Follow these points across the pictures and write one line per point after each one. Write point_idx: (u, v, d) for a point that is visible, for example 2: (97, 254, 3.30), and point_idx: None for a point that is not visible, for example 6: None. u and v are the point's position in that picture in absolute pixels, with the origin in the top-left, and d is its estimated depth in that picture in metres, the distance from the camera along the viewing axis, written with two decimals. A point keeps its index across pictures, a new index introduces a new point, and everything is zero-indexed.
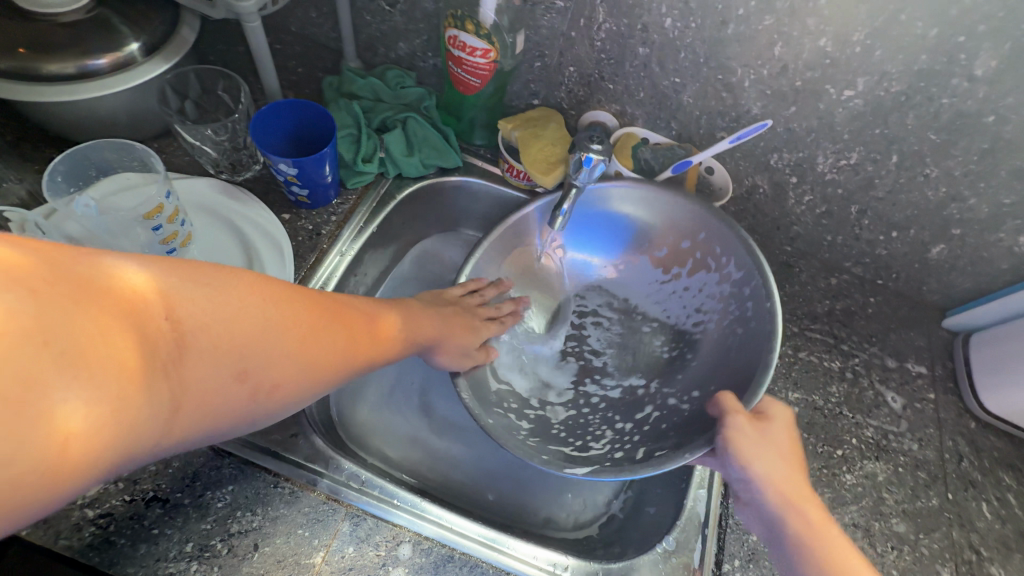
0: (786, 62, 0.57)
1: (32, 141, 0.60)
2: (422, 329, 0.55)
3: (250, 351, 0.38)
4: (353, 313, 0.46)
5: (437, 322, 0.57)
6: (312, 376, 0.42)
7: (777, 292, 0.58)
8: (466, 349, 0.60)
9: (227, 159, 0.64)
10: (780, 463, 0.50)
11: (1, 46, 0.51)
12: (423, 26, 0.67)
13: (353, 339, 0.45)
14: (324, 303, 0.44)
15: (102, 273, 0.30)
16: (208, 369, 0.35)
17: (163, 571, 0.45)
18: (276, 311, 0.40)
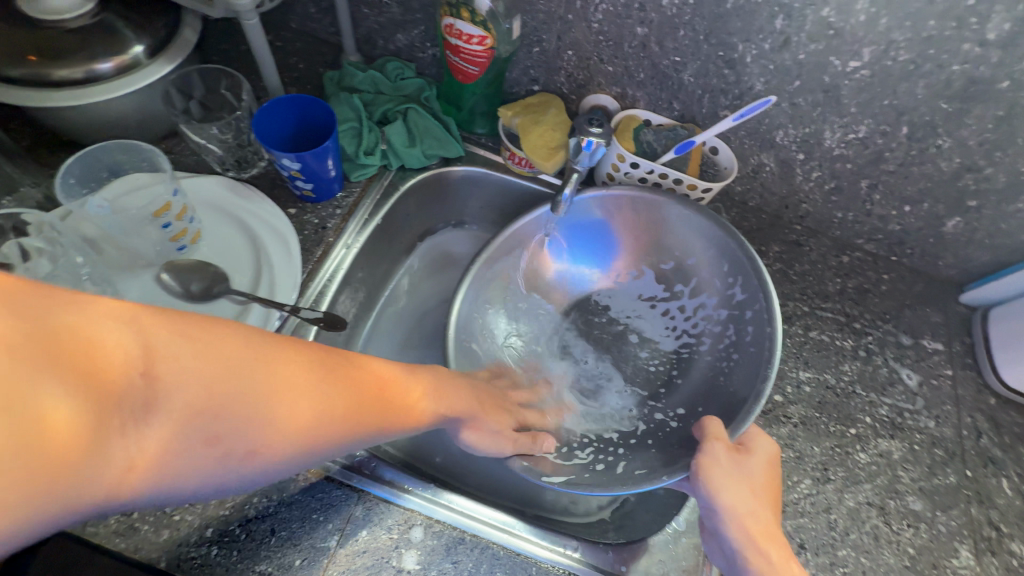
0: (789, 35, 0.56)
1: (47, 146, 0.62)
2: (445, 409, 0.50)
3: (237, 413, 0.32)
4: (363, 381, 0.41)
5: (470, 396, 0.54)
6: (300, 445, 0.35)
7: (780, 317, 0.58)
8: (500, 431, 0.55)
9: (233, 156, 0.66)
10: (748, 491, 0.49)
11: (12, 53, 0.53)
12: (420, 17, 0.68)
13: (357, 406, 0.39)
14: (328, 364, 0.38)
15: (96, 320, 0.27)
16: (181, 427, 0.29)
17: (185, 556, 0.47)
18: (271, 366, 0.34)
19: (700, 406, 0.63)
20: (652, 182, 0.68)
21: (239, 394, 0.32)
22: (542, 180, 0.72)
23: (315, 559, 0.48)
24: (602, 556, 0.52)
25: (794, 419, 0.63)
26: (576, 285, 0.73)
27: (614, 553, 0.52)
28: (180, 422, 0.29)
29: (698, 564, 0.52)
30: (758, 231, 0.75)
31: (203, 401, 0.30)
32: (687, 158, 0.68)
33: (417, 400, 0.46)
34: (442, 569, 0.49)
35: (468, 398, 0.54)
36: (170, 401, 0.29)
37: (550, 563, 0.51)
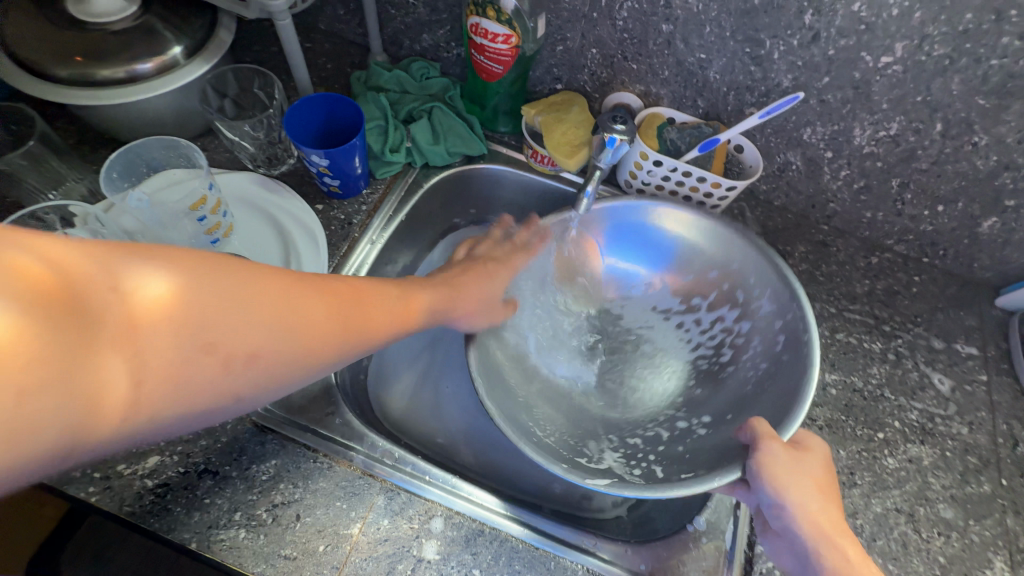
0: (818, 30, 0.55)
1: (91, 144, 0.65)
2: (419, 297, 0.50)
3: (232, 336, 0.33)
4: (347, 294, 0.42)
5: (446, 287, 0.55)
6: (305, 357, 0.38)
7: (816, 327, 0.56)
8: (477, 309, 0.58)
9: (264, 154, 0.68)
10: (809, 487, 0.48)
11: (60, 55, 0.56)
12: (446, 17, 0.69)
13: (346, 318, 0.41)
14: (306, 283, 0.39)
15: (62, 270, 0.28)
16: (177, 355, 0.31)
17: (214, 538, 0.48)
18: (246, 294, 0.35)
19: (728, 414, 0.60)
20: (676, 180, 0.68)
21: (226, 322, 0.33)
22: (563, 179, 0.73)
23: (338, 545, 0.49)
24: (623, 556, 0.52)
25: (819, 422, 0.62)
26: (593, 291, 0.73)
27: (634, 551, 0.52)
28: (164, 365, 0.31)
29: (718, 565, 0.52)
30: (783, 230, 0.74)
31: (190, 336, 0.31)
32: (711, 156, 0.68)
33: (399, 299, 0.47)
34: (461, 559, 0.50)
35: (439, 289, 0.54)
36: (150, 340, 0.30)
37: (570, 559, 0.51)
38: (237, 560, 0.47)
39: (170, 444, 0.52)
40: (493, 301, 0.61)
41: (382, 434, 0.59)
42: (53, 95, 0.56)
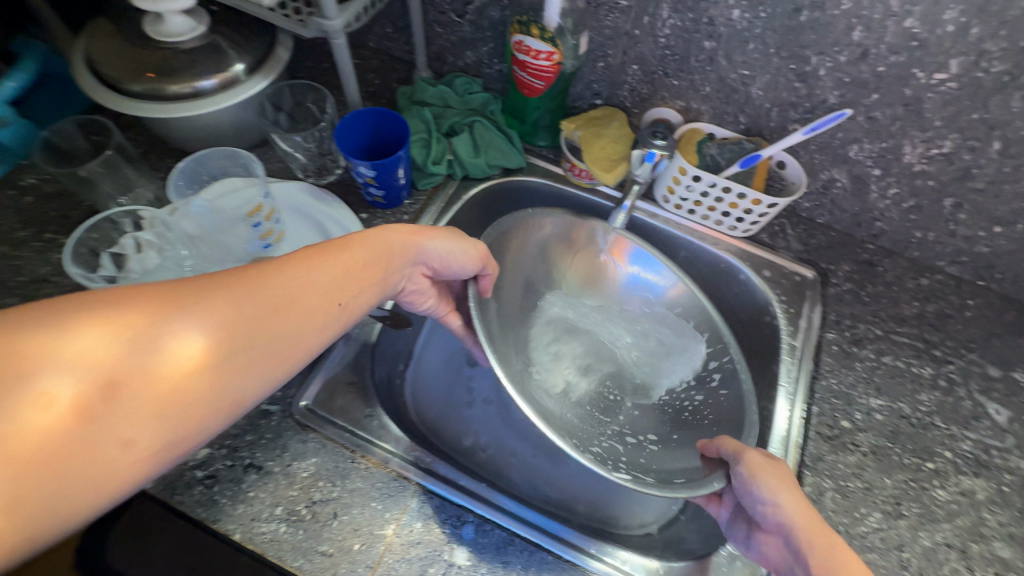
0: (866, 47, 0.54)
1: (158, 153, 0.70)
2: (365, 252, 0.46)
3: (177, 375, 0.33)
4: (293, 290, 0.40)
5: (387, 237, 0.49)
6: (263, 364, 0.38)
7: (750, 374, 0.58)
8: (434, 253, 0.52)
9: (314, 165, 0.71)
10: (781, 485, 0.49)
11: (136, 71, 0.60)
12: (490, 34, 0.71)
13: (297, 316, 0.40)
14: (258, 288, 0.39)
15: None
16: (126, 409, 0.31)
17: (257, 531, 0.50)
18: (205, 322, 0.35)
19: (674, 434, 0.62)
20: (714, 196, 0.68)
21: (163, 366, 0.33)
22: (601, 193, 0.74)
23: (372, 545, 0.50)
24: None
25: (863, 448, 0.59)
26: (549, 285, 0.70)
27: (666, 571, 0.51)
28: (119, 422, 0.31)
29: None
30: (827, 249, 0.72)
31: (133, 387, 0.32)
32: (752, 172, 0.67)
33: (356, 266, 0.45)
34: (491, 567, 0.50)
35: (380, 237, 0.48)
36: (117, 388, 0.31)
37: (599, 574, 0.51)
38: (277, 553, 0.49)
39: (220, 437, 0.54)
40: (459, 236, 0.54)
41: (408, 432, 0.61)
42: (126, 108, 0.60)
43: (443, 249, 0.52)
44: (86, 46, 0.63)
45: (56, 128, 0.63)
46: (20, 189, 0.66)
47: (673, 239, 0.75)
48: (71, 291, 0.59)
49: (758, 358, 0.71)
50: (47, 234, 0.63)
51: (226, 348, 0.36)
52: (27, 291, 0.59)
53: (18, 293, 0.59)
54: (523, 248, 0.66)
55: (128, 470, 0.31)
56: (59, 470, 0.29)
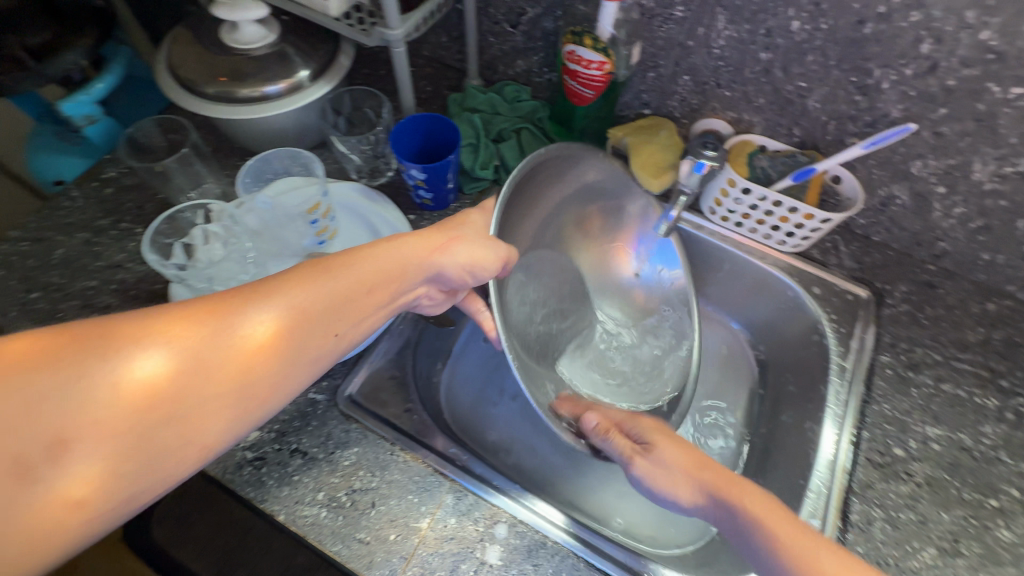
0: (936, 60, 0.52)
1: (226, 152, 0.75)
2: (396, 254, 0.48)
3: (224, 377, 0.35)
4: (328, 298, 0.42)
5: (414, 245, 0.50)
6: (297, 367, 0.40)
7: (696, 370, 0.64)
8: (462, 263, 0.52)
9: (368, 166, 0.74)
10: (713, 483, 0.49)
11: (210, 75, 0.64)
12: (541, 44, 0.73)
13: (331, 323, 0.42)
14: (308, 285, 0.41)
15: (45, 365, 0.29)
16: (181, 410, 0.33)
17: (299, 513, 0.52)
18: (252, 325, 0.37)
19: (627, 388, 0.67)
20: (764, 209, 0.66)
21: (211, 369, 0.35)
22: None
23: (408, 537, 0.51)
24: None
25: (918, 478, 0.56)
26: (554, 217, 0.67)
27: None
28: (171, 420, 0.33)
29: None
30: (883, 267, 0.69)
31: (188, 389, 0.34)
32: (805, 187, 0.66)
33: (380, 278, 0.46)
34: (523, 569, 0.50)
35: (407, 245, 0.49)
36: (174, 388, 0.33)
37: None
38: (317, 537, 0.51)
39: (269, 422, 0.57)
40: (484, 240, 0.54)
41: (448, 432, 0.62)
42: (199, 109, 0.64)
43: (469, 252, 0.52)
44: (168, 52, 0.68)
45: (139, 127, 0.68)
46: (102, 181, 0.72)
47: (719, 251, 0.74)
48: (143, 277, 0.64)
49: (804, 376, 0.68)
50: (124, 223, 0.68)
51: (269, 353, 0.38)
52: (104, 275, 0.64)
53: (96, 277, 0.64)
54: (542, 184, 0.62)
55: (199, 453, 0.34)
56: (144, 447, 0.32)
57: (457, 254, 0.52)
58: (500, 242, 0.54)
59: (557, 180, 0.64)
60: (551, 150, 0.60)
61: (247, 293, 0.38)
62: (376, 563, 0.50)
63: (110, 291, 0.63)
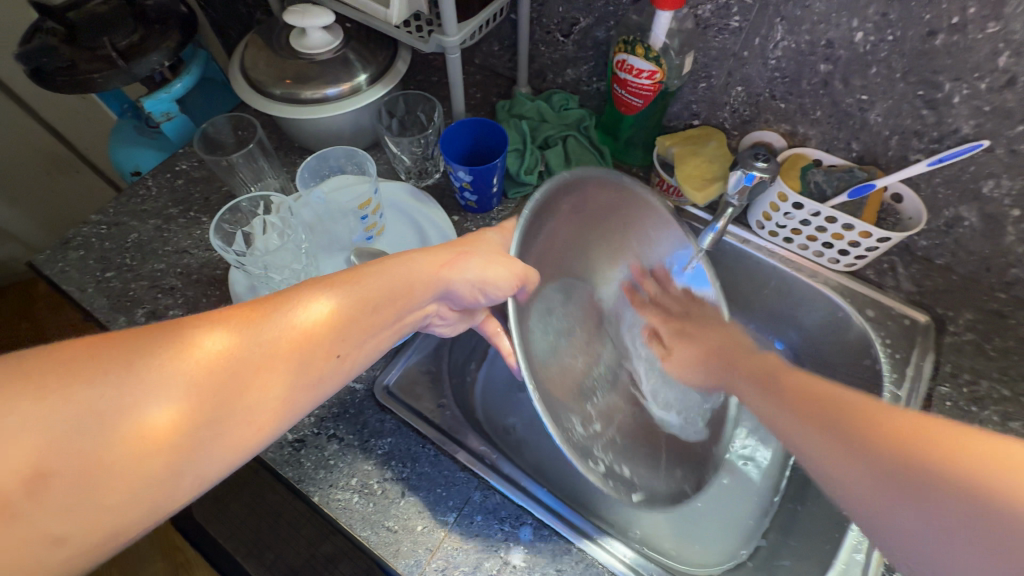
0: (1015, 73, 0.49)
1: (286, 150, 0.79)
2: (409, 270, 0.49)
3: (263, 379, 0.37)
4: (355, 308, 0.44)
5: (428, 260, 0.51)
6: (329, 370, 0.42)
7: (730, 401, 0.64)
8: (476, 279, 0.52)
9: (416, 167, 0.77)
10: (717, 359, 0.61)
11: (276, 77, 0.69)
12: (592, 53, 0.73)
13: (358, 331, 0.44)
14: (341, 288, 0.44)
15: (96, 370, 0.31)
16: (226, 410, 0.35)
17: (332, 496, 0.54)
18: (288, 331, 0.39)
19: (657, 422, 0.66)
20: (816, 225, 0.64)
21: (252, 371, 0.37)
22: (689, 213, 0.73)
23: (434, 530, 0.52)
24: None
25: None
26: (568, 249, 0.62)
27: None
28: (216, 418, 0.35)
29: None
30: (946, 293, 0.65)
31: (232, 390, 0.35)
32: (863, 204, 0.63)
33: (401, 292, 0.47)
34: (545, 572, 0.50)
35: (421, 260, 0.50)
36: (217, 388, 0.35)
37: None
38: (348, 521, 0.53)
39: None
40: (495, 256, 0.54)
41: (479, 430, 0.63)
42: (266, 108, 0.69)
43: (482, 270, 0.52)
44: (240, 56, 0.73)
45: (212, 123, 0.74)
46: (174, 173, 0.78)
47: (765, 267, 0.71)
48: (206, 262, 0.69)
49: None
50: (191, 212, 0.74)
51: (303, 356, 0.40)
52: (171, 259, 0.69)
53: (164, 260, 0.69)
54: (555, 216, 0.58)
55: (243, 448, 0.36)
56: (214, 429, 0.34)
57: (470, 271, 0.52)
58: (517, 260, 0.54)
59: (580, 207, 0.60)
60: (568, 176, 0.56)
61: (279, 301, 0.41)
62: (402, 552, 0.51)
63: (175, 274, 0.68)
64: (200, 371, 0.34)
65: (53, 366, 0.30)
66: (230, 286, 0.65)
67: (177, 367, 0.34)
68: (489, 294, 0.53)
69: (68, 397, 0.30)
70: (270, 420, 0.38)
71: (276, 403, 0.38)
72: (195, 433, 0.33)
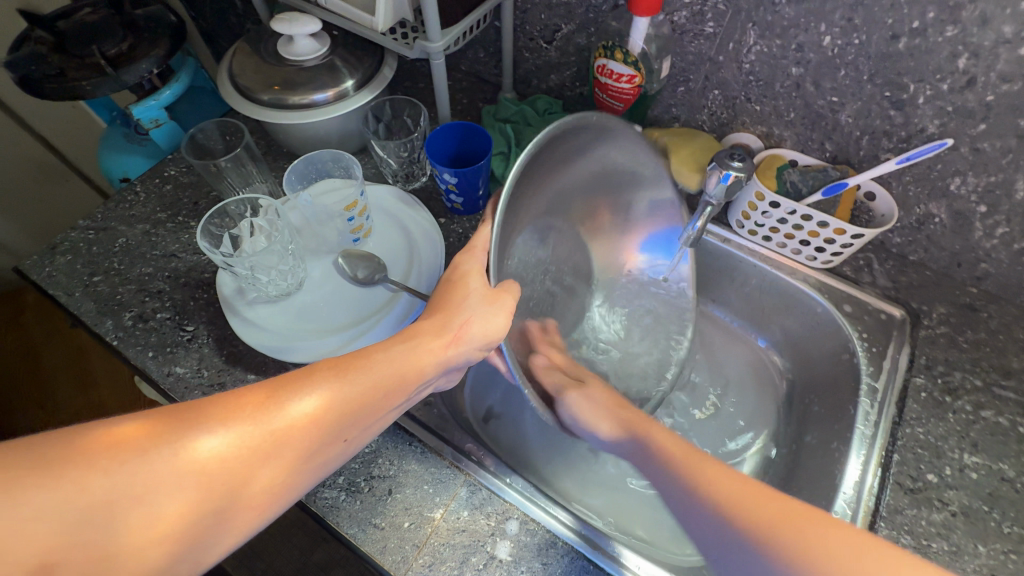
0: (974, 74, 0.52)
1: (276, 155, 0.80)
2: (417, 344, 0.49)
3: (265, 467, 0.38)
4: (360, 387, 0.44)
5: (434, 329, 0.51)
6: (330, 453, 0.42)
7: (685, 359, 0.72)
8: (477, 344, 0.52)
9: (403, 171, 0.78)
10: (639, 434, 0.53)
11: (264, 84, 0.70)
12: (574, 59, 0.75)
13: (361, 412, 0.44)
14: (350, 367, 0.44)
15: (104, 456, 0.32)
16: (229, 498, 0.36)
17: (320, 495, 0.54)
18: (292, 416, 0.40)
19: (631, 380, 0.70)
20: (793, 223, 0.65)
21: (257, 460, 0.38)
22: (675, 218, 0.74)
23: (421, 525, 0.53)
24: None
25: (952, 507, 0.53)
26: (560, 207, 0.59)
27: None
28: (219, 506, 0.36)
29: None
30: (920, 288, 0.67)
31: (233, 479, 0.36)
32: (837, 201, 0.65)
33: (406, 368, 0.47)
34: (531, 566, 0.51)
35: (426, 329, 0.50)
36: (217, 476, 0.36)
37: None
38: (335, 519, 0.53)
39: None
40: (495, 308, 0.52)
41: (465, 427, 0.64)
42: (252, 113, 0.70)
43: (484, 329, 0.51)
44: (228, 63, 0.75)
45: (201, 129, 0.75)
46: (163, 178, 0.79)
47: (747, 265, 0.73)
48: (194, 266, 0.69)
49: (831, 394, 0.67)
50: (179, 217, 0.74)
51: (305, 442, 0.40)
52: (159, 263, 0.69)
53: (152, 264, 0.69)
54: (543, 169, 0.53)
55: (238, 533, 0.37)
56: (216, 515, 0.36)
57: (474, 336, 0.51)
58: (506, 291, 0.51)
59: (571, 159, 0.56)
60: (558, 128, 0.50)
61: (290, 384, 0.41)
62: (389, 548, 0.51)
63: (163, 277, 0.68)
64: (208, 461, 0.35)
65: (69, 452, 0.31)
66: (218, 288, 0.66)
67: (189, 453, 0.35)
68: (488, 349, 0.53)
69: (76, 487, 0.31)
70: (275, 497, 0.39)
71: (274, 489, 0.39)
72: (199, 518, 0.35)
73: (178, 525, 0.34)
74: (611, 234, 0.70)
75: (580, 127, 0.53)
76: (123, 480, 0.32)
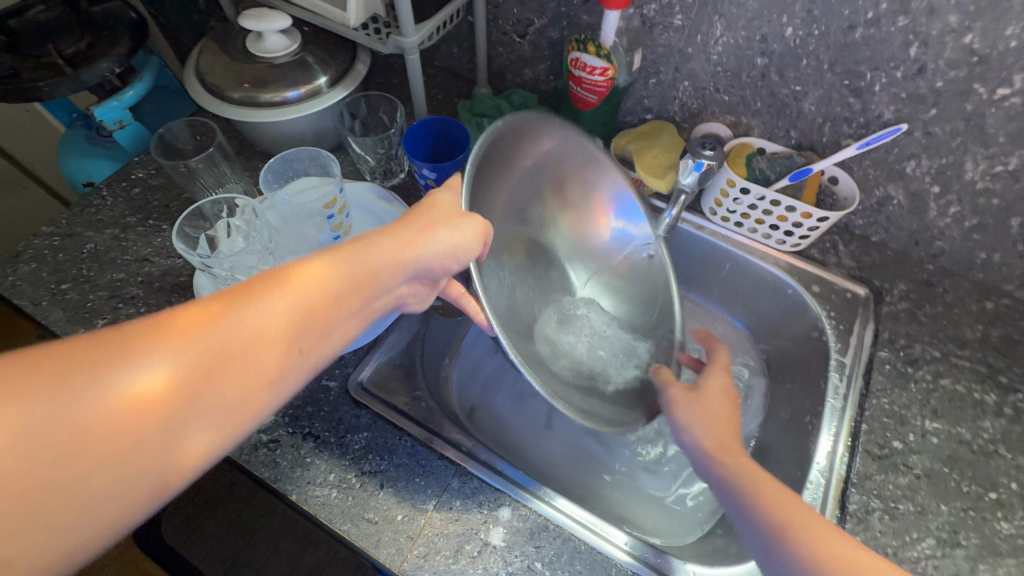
0: (924, 62, 0.55)
1: (248, 155, 0.79)
2: (375, 248, 0.43)
3: (210, 387, 0.32)
4: (314, 296, 0.38)
5: (394, 234, 0.45)
6: (292, 368, 0.37)
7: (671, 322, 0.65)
8: (447, 250, 0.47)
9: (380, 167, 0.78)
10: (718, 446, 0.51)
11: (234, 82, 0.68)
12: (547, 53, 0.76)
13: (319, 322, 0.38)
14: (301, 273, 0.39)
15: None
16: (172, 422, 0.31)
17: (312, 494, 0.54)
18: (236, 329, 0.34)
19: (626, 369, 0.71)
20: (763, 209, 0.68)
21: (201, 378, 0.32)
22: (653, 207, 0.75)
23: (414, 518, 0.53)
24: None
25: (916, 470, 0.57)
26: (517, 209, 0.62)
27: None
28: (160, 431, 0.30)
29: None
30: (882, 267, 0.71)
31: (173, 400, 0.31)
32: (803, 186, 0.68)
33: (367, 273, 0.42)
34: (525, 550, 0.52)
35: (386, 235, 0.45)
36: (151, 398, 0.30)
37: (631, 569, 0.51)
38: (328, 516, 0.53)
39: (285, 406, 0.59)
40: (458, 219, 0.49)
41: (454, 419, 0.64)
42: (223, 111, 0.68)
43: (450, 236, 0.48)
44: (195, 61, 0.73)
45: (170, 129, 0.73)
46: (131, 181, 0.76)
47: (721, 251, 0.76)
48: (168, 269, 0.68)
49: (803, 371, 0.70)
50: (150, 220, 0.72)
51: (258, 356, 0.35)
52: (131, 268, 0.68)
53: (124, 269, 0.67)
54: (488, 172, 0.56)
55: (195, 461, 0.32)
56: (160, 438, 0.30)
57: (439, 244, 0.47)
58: (472, 215, 0.50)
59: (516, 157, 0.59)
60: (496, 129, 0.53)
61: (229, 295, 0.35)
62: (384, 541, 0.52)
63: (136, 282, 0.66)
64: (132, 383, 0.30)
65: None
66: (196, 291, 0.65)
67: (106, 375, 0.29)
68: (461, 259, 0.49)
69: None
70: (236, 417, 0.34)
71: (231, 409, 0.33)
72: (137, 443, 0.30)
73: (112, 456, 0.29)
74: (579, 224, 0.68)
75: (515, 130, 0.57)
76: (43, 435, 0.27)
